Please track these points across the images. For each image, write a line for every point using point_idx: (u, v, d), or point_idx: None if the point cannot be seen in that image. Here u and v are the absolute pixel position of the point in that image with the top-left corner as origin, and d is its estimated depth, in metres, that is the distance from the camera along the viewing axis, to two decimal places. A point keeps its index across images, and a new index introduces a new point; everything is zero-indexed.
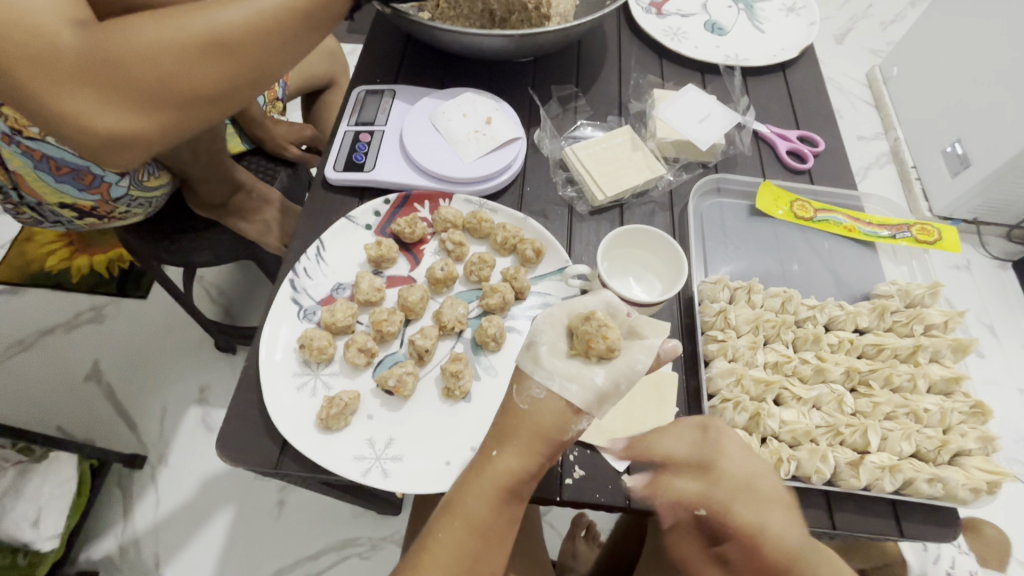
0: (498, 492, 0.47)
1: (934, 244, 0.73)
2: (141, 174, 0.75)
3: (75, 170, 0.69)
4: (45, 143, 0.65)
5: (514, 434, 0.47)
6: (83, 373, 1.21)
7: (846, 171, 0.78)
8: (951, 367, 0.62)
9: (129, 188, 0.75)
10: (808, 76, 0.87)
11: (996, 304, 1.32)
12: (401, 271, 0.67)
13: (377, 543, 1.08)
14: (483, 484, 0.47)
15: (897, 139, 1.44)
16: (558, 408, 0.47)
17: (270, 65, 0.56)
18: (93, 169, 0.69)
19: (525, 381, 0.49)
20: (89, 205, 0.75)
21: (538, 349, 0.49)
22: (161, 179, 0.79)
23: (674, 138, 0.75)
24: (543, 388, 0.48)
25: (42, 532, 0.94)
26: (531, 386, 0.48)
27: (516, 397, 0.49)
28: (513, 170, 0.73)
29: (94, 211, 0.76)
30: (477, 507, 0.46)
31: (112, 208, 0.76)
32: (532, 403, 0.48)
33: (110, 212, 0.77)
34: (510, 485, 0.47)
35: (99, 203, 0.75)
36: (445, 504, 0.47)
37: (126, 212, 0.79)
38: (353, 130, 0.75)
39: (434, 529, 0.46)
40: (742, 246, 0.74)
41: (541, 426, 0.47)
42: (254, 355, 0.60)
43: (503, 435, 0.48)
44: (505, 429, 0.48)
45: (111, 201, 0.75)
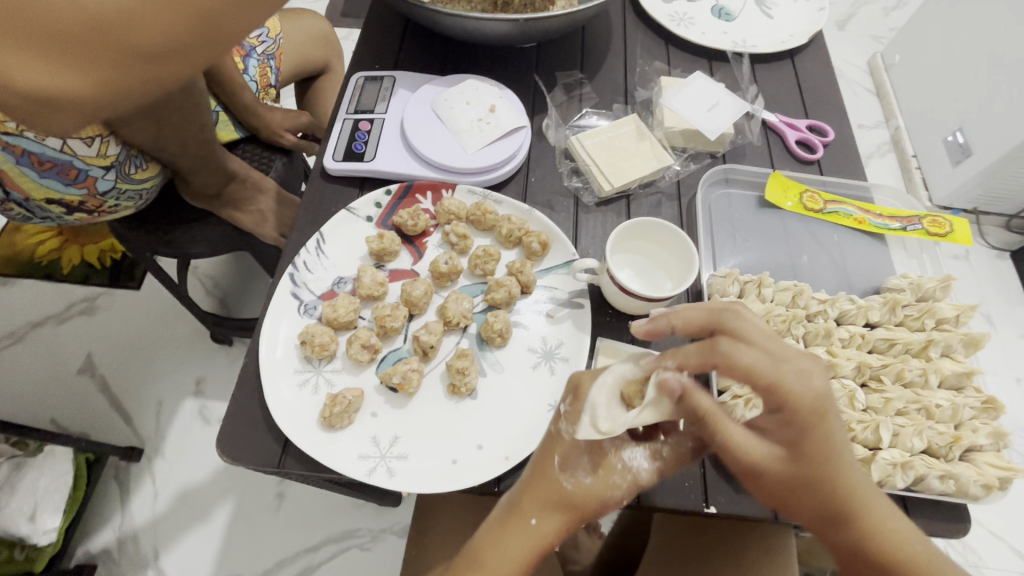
0: (528, 560, 0.46)
1: (946, 237, 0.72)
2: (128, 166, 0.72)
3: (59, 166, 0.66)
4: (23, 138, 0.61)
5: (548, 500, 0.47)
6: (77, 366, 1.19)
7: (855, 162, 0.77)
8: (963, 362, 0.61)
9: (116, 182, 0.72)
10: (816, 64, 0.85)
11: (995, 293, 1.32)
12: (404, 264, 0.66)
13: (378, 535, 1.08)
14: (517, 543, 0.46)
15: (897, 128, 1.42)
16: (600, 491, 0.48)
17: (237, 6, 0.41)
18: (76, 163, 0.67)
19: (569, 459, 0.48)
20: (76, 200, 0.72)
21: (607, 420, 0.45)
22: (150, 171, 0.77)
23: (682, 127, 0.73)
24: (589, 472, 0.48)
25: (39, 526, 0.93)
26: (577, 466, 0.48)
27: (560, 473, 0.48)
28: (517, 160, 0.71)
29: (82, 206, 0.74)
30: (505, 569, 0.45)
31: (100, 202, 0.74)
32: (580, 487, 0.47)
33: (99, 206, 0.75)
34: (541, 554, 0.47)
35: (86, 197, 0.72)
36: (472, 558, 0.47)
37: (116, 205, 0.77)
38: (353, 119, 0.72)
39: None
40: (750, 238, 0.73)
41: (582, 503, 0.47)
42: (254, 350, 0.58)
43: (544, 505, 0.47)
44: (545, 498, 0.47)
45: (99, 195, 0.73)
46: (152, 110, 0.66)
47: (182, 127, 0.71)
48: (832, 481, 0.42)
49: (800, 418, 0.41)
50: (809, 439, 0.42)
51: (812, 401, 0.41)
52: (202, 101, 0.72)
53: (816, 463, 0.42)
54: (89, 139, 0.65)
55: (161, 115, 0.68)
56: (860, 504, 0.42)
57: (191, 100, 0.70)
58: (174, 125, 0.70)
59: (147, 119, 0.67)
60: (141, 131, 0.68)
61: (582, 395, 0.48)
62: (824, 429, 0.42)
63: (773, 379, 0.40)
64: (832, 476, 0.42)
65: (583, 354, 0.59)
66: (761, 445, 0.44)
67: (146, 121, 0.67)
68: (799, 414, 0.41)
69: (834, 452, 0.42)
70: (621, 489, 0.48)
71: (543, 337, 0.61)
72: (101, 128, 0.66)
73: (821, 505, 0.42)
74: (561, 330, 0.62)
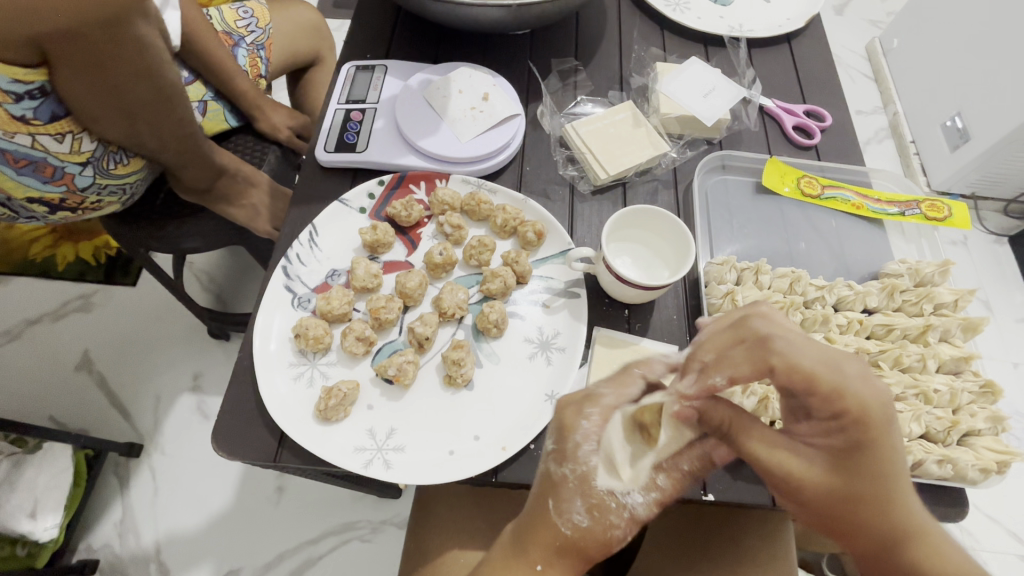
0: None
1: (944, 222, 0.71)
2: (106, 162, 0.72)
3: (34, 163, 0.66)
4: None
5: (543, 542, 0.47)
6: (74, 362, 1.19)
7: (853, 147, 0.76)
8: (960, 346, 0.62)
9: (95, 178, 0.72)
10: (814, 48, 0.84)
11: (992, 278, 1.32)
12: (399, 256, 0.65)
13: (378, 526, 1.08)
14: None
15: (896, 114, 1.40)
16: (600, 533, 0.46)
17: None
18: (50, 160, 0.67)
19: (563, 503, 0.47)
20: (56, 197, 0.73)
21: (625, 466, 0.45)
22: (133, 166, 0.76)
23: (678, 113, 0.72)
24: (584, 514, 0.46)
25: (40, 523, 0.93)
26: (571, 509, 0.46)
27: (557, 518, 0.47)
28: (512, 149, 0.70)
29: (64, 203, 0.75)
30: None
31: (81, 198, 0.74)
32: (577, 530, 0.46)
33: (82, 203, 0.76)
34: None
35: (66, 194, 0.73)
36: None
37: (99, 202, 0.77)
38: (344, 109, 0.71)
39: None
40: (747, 225, 0.73)
41: (582, 547, 0.46)
42: (247, 344, 0.58)
43: (542, 548, 0.47)
44: (545, 542, 0.47)
45: (78, 191, 0.73)
46: (124, 107, 0.65)
47: (156, 123, 0.70)
48: (891, 499, 0.38)
49: (858, 425, 0.37)
50: (868, 450, 0.37)
51: (876, 405, 0.37)
52: (181, 102, 0.71)
53: (880, 481, 0.37)
54: (61, 136, 0.65)
55: (134, 114, 0.67)
56: (920, 523, 0.38)
57: (166, 100, 0.69)
58: (148, 124, 0.70)
59: (119, 116, 0.66)
60: (113, 128, 0.67)
61: (568, 433, 0.48)
62: (886, 440, 0.37)
63: (832, 386, 0.37)
64: (895, 494, 0.37)
65: (581, 344, 0.59)
66: (805, 455, 0.39)
67: (117, 118, 0.66)
68: (862, 421, 0.37)
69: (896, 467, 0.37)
70: (620, 528, 0.46)
71: (540, 327, 0.61)
72: (71, 123, 0.64)
73: (882, 527, 0.38)
74: (558, 320, 0.61)
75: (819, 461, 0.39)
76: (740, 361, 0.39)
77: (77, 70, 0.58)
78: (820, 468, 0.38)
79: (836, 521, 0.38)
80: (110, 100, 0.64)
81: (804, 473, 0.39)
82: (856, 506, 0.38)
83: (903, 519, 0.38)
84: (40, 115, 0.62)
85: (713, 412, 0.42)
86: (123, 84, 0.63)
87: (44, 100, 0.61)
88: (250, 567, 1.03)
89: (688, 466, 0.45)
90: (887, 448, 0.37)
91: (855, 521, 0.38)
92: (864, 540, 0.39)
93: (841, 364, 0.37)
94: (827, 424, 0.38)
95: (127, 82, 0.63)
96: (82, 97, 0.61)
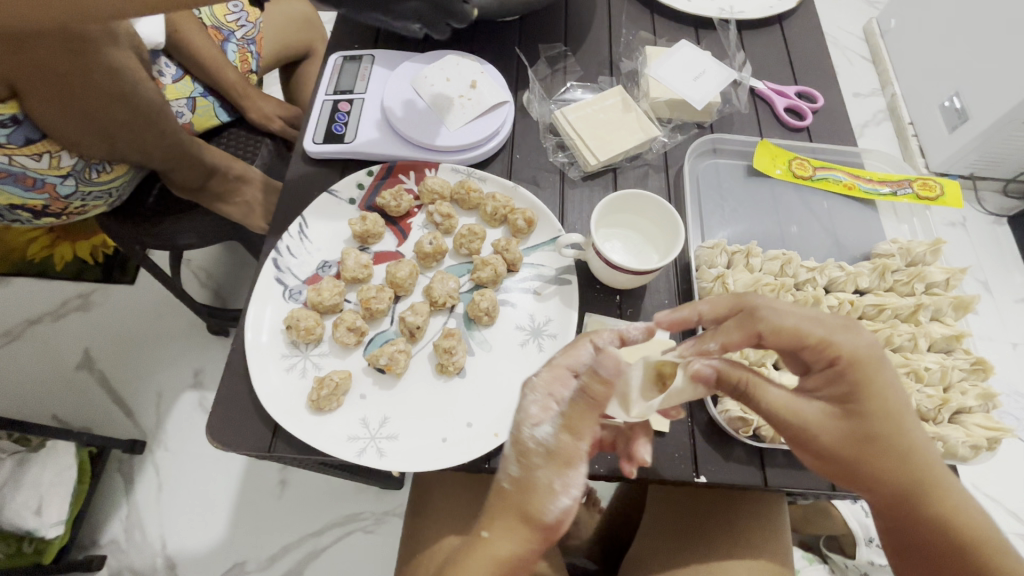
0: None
1: (936, 200, 0.71)
2: (88, 172, 0.72)
3: (14, 175, 0.67)
4: None
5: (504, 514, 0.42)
6: (75, 361, 1.19)
7: (845, 128, 0.76)
8: (952, 325, 0.62)
9: (77, 186, 0.73)
10: (806, 29, 0.83)
11: (991, 260, 1.31)
12: (389, 246, 0.65)
13: (381, 517, 1.09)
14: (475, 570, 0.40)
15: (894, 95, 1.39)
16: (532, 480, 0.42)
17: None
18: (30, 173, 0.68)
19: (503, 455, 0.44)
20: (40, 203, 0.74)
21: (636, 402, 0.45)
22: (116, 172, 0.76)
23: (668, 97, 0.72)
24: (517, 464, 0.43)
25: (45, 520, 0.94)
26: (507, 461, 0.44)
27: (499, 473, 0.44)
28: (501, 137, 0.70)
29: (48, 209, 0.76)
30: None
31: (65, 204, 0.75)
32: (512, 482, 0.43)
33: (66, 208, 0.77)
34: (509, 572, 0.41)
35: (49, 201, 0.74)
36: None
37: (84, 205, 0.77)
38: (332, 100, 0.71)
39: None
40: (739, 208, 0.72)
41: (521, 503, 0.42)
42: (239, 338, 0.58)
43: (503, 515, 0.42)
44: (493, 506, 0.43)
45: (61, 198, 0.74)
46: (102, 129, 0.68)
47: (134, 140, 0.72)
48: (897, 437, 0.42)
49: (855, 370, 0.43)
50: (867, 392, 0.42)
51: (864, 352, 0.43)
52: (161, 115, 0.73)
53: (882, 420, 0.42)
54: (38, 154, 0.66)
55: (110, 131, 0.69)
56: (924, 456, 0.43)
57: (143, 115, 0.71)
58: (126, 139, 0.71)
59: (95, 135, 0.68)
60: (94, 148, 0.69)
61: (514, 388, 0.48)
62: (881, 383, 0.42)
63: (819, 337, 0.44)
64: (897, 427, 0.42)
65: (572, 331, 0.59)
66: (813, 405, 0.44)
67: (96, 139, 0.68)
68: (857, 367, 0.43)
69: (897, 406, 0.42)
70: (546, 470, 0.42)
71: (531, 315, 0.61)
72: (49, 144, 0.66)
73: (893, 462, 0.42)
74: (550, 307, 0.61)
75: (827, 410, 0.43)
76: (733, 330, 0.47)
77: (43, 96, 0.60)
78: (829, 415, 0.43)
79: (845, 459, 0.43)
80: (83, 121, 0.65)
81: (817, 421, 0.43)
82: (869, 444, 0.42)
83: (910, 454, 0.42)
84: (14, 139, 0.63)
85: (732, 371, 0.45)
86: (93, 105, 0.65)
87: (17, 127, 0.62)
88: (254, 559, 1.04)
89: (595, 390, 0.42)
90: (884, 391, 0.42)
91: (862, 457, 0.42)
92: (876, 479, 0.43)
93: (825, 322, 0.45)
94: (824, 373, 0.44)
95: (97, 102, 0.65)
96: (60, 126, 0.64)
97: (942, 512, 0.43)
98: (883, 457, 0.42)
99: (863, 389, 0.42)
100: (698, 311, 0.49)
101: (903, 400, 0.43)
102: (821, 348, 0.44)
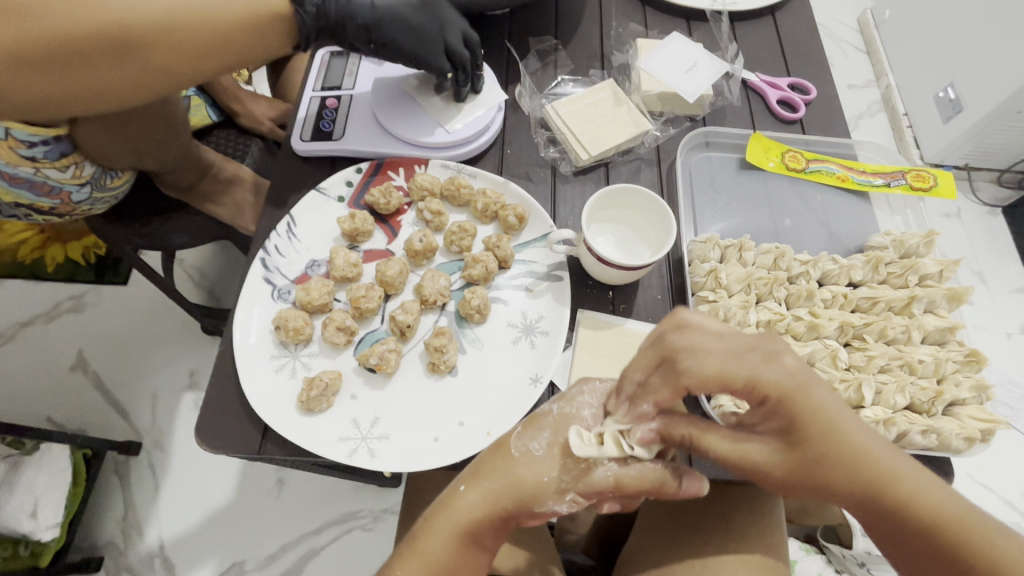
0: (457, 533, 0.46)
1: (930, 191, 0.71)
2: (104, 179, 0.72)
3: (31, 181, 0.65)
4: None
5: (492, 477, 0.47)
6: (69, 363, 1.18)
7: (839, 120, 0.75)
8: (946, 317, 0.61)
9: (91, 193, 0.72)
10: (799, 20, 0.83)
11: (985, 251, 1.31)
12: (379, 244, 0.64)
13: (379, 515, 1.09)
14: (442, 523, 0.46)
15: (889, 86, 1.35)
16: (543, 475, 0.46)
17: (248, 46, 0.54)
18: (50, 182, 0.66)
19: (528, 428, 0.49)
20: (48, 206, 0.71)
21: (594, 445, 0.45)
22: (126, 177, 0.76)
23: (659, 91, 0.71)
24: (542, 446, 0.47)
25: (41, 523, 0.92)
26: (533, 438, 0.48)
27: (514, 439, 0.48)
28: (492, 131, 0.69)
29: (54, 210, 0.73)
30: (436, 544, 0.46)
31: (73, 208, 0.73)
32: (523, 454, 0.47)
33: (71, 211, 0.75)
34: (470, 528, 0.46)
35: (59, 205, 0.71)
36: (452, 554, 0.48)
37: (89, 209, 0.76)
38: (320, 96, 0.70)
39: (423, 526, 0.47)
40: (732, 202, 0.72)
41: (520, 484, 0.46)
42: (227, 338, 0.57)
43: (489, 490, 0.47)
44: (486, 468, 0.48)
45: (72, 204, 0.72)
46: (137, 148, 0.69)
47: (163, 154, 0.73)
48: (842, 452, 0.40)
49: (785, 404, 0.40)
50: (805, 421, 0.40)
51: (790, 382, 0.40)
52: (186, 131, 0.75)
53: (824, 441, 0.40)
54: (64, 167, 0.65)
55: (143, 150, 0.70)
56: (878, 459, 0.41)
57: (175, 133, 0.72)
58: (154, 155, 0.72)
59: (128, 152, 0.69)
60: (122, 159, 0.70)
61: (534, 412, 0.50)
62: (815, 406, 0.40)
63: (745, 378, 0.40)
64: (839, 442, 0.40)
65: (565, 327, 0.58)
66: (758, 443, 0.42)
67: (127, 154, 0.69)
68: (785, 402, 0.40)
69: (833, 420, 0.40)
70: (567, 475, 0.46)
71: (523, 312, 0.60)
72: (77, 156, 0.65)
73: (851, 477, 0.40)
74: (542, 304, 0.61)
75: (773, 446, 0.41)
76: (660, 387, 0.43)
77: (93, 123, 0.62)
78: (774, 449, 0.41)
79: (803, 485, 0.41)
80: (122, 142, 0.67)
81: (766, 458, 0.41)
82: (817, 470, 0.40)
83: (865, 462, 0.40)
84: (49, 155, 0.62)
85: (673, 429, 0.44)
86: (136, 129, 0.67)
87: (55, 145, 0.61)
88: (253, 559, 1.04)
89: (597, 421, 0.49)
90: (818, 411, 0.40)
91: (817, 479, 0.41)
92: (833, 491, 0.41)
93: (748, 355, 0.41)
94: (761, 410, 0.41)
95: (138, 125, 0.66)
96: (102, 145, 0.65)
97: (922, 505, 0.40)
98: (841, 476, 0.40)
99: (799, 416, 0.40)
100: (632, 378, 0.45)
101: (837, 411, 0.40)
102: (747, 384, 0.40)
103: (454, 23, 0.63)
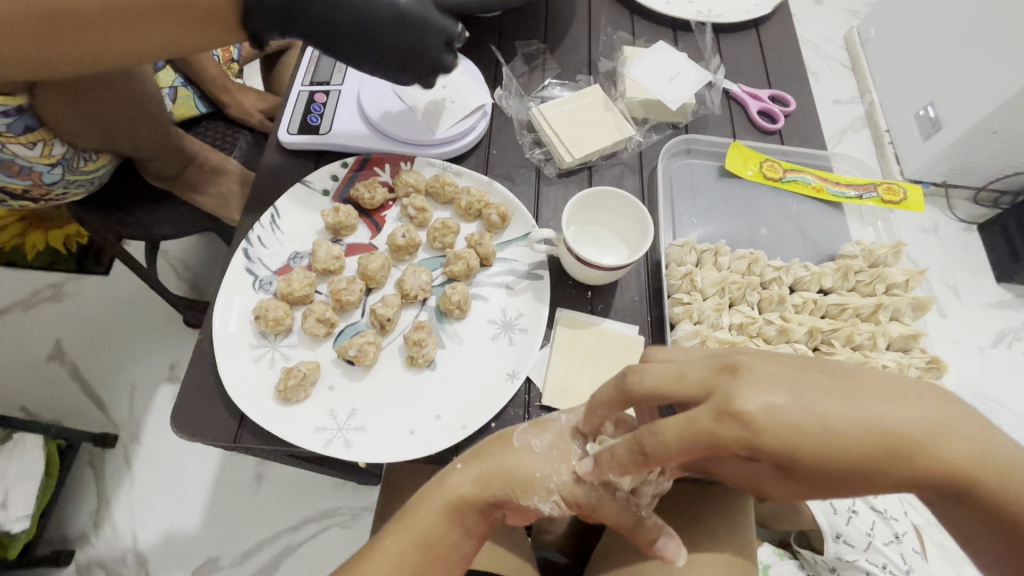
0: (447, 509, 0.47)
1: (900, 204, 0.73)
2: (76, 161, 0.71)
3: None
4: None
5: (488, 460, 0.48)
6: (46, 352, 1.17)
7: (816, 132, 0.77)
8: (910, 325, 0.64)
9: (64, 176, 0.71)
10: (782, 35, 0.85)
11: (960, 266, 1.35)
12: (362, 238, 0.65)
13: (358, 513, 1.08)
14: (432, 501, 0.47)
15: (873, 103, 1.39)
16: (540, 464, 0.47)
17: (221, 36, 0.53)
18: (18, 161, 0.66)
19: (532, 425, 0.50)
20: (20, 188, 0.71)
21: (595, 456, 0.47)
22: (102, 162, 0.75)
23: (643, 98, 0.73)
24: (544, 442, 0.48)
25: (11, 513, 0.91)
26: (536, 434, 0.49)
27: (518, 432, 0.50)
28: (477, 131, 0.70)
29: (27, 194, 0.73)
30: (426, 520, 0.47)
31: (46, 191, 0.73)
32: (524, 442, 0.49)
33: (46, 195, 0.74)
34: (459, 506, 0.47)
35: (30, 186, 0.71)
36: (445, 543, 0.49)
37: (66, 194, 0.76)
38: (308, 90, 0.70)
39: (415, 505, 0.48)
40: (711, 208, 0.74)
41: (515, 468, 0.47)
42: (207, 327, 0.57)
43: (481, 471, 0.48)
44: (483, 452, 0.49)
45: (44, 186, 0.72)
46: (105, 126, 0.69)
47: (134, 135, 0.72)
48: (863, 478, 0.33)
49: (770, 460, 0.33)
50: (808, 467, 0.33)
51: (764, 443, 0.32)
52: (160, 112, 0.75)
53: (838, 476, 0.33)
54: (31, 143, 0.65)
55: (111, 129, 0.70)
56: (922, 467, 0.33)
57: (145, 112, 0.72)
58: (126, 135, 0.72)
59: (96, 131, 0.68)
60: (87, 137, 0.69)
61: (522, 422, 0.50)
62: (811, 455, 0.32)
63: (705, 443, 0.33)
64: (861, 470, 0.33)
65: (543, 325, 0.59)
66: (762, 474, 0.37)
67: (95, 133, 0.69)
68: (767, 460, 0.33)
69: (843, 453, 0.32)
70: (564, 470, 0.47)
71: (503, 309, 0.61)
72: (45, 133, 0.65)
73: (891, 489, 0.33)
74: (521, 302, 0.62)
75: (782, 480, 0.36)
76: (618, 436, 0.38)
77: (57, 92, 0.61)
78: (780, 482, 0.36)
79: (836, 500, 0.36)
80: (89, 120, 0.66)
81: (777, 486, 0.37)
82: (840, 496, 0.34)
83: (907, 473, 0.33)
84: (13, 129, 0.62)
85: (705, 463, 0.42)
86: (103, 106, 0.66)
87: (19, 117, 0.61)
88: (228, 555, 1.03)
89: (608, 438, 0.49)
90: (821, 451, 0.32)
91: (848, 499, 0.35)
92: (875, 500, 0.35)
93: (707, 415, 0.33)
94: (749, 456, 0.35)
95: (104, 102, 0.66)
96: (68, 121, 0.65)
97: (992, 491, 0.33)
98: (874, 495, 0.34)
99: (794, 465, 0.33)
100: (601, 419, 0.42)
101: (841, 441, 0.32)
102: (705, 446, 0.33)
103: (434, 29, 0.56)
